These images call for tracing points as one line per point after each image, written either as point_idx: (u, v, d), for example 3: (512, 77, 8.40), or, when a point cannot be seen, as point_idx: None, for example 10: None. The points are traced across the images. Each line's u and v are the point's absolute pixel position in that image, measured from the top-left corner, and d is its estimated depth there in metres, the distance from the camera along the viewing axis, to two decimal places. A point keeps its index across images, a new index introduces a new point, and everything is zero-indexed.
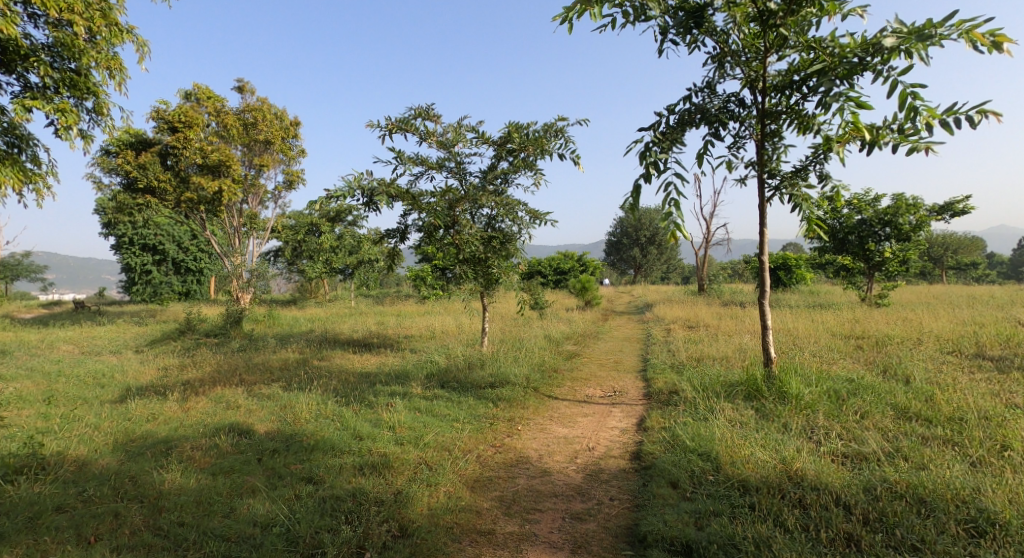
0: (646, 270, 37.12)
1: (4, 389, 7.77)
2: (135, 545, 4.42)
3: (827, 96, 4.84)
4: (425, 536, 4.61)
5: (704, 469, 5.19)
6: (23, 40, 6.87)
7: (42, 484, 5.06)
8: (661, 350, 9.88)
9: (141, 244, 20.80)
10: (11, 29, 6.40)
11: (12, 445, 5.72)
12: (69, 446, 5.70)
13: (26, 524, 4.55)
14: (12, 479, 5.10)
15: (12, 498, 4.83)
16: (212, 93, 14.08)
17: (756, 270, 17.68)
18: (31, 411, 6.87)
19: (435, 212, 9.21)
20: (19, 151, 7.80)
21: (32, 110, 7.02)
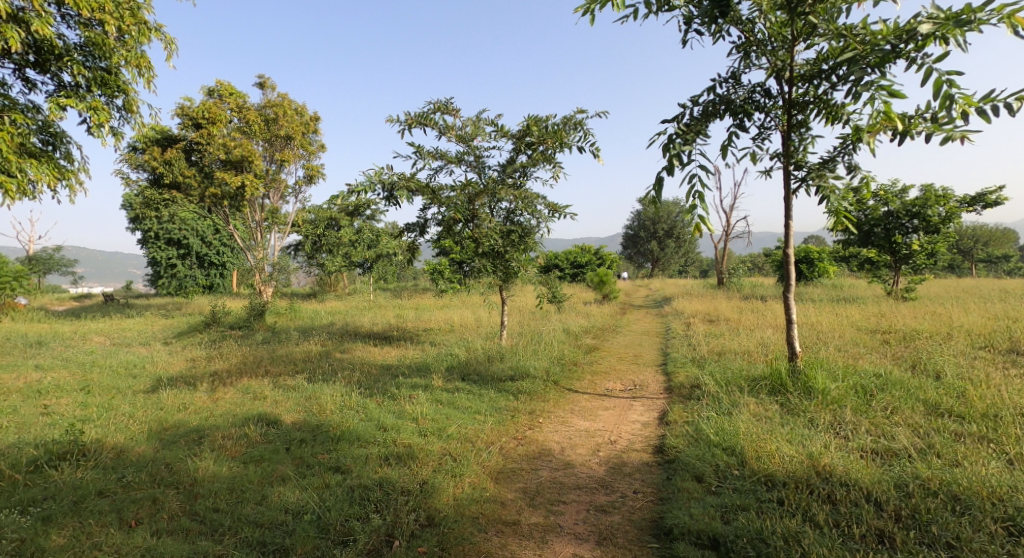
0: (664, 263, 36.91)
1: (42, 379, 8.00)
2: (174, 529, 4.55)
3: (859, 85, 4.75)
4: (452, 525, 4.69)
5: (729, 463, 5.20)
6: (56, 40, 7.05)
7: (84, 469, 5.22)
8: (681, 344, 9.88)
9: (166, 239, 21.18)
10: (43, 29, 6.54)
11: (53, 432, 5.91)
12: (107, 434, 5.87)
13: (71, 507, 4.71)
14: (56, 465, 5.28)
15: (56, 483, 4.99)
16: (235, 89, 14.22)
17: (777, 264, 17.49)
18: (70, 400, 7.08)
19: (454, 206, 9.29)
20: (53, 149, 8.00)
21: (67, 108, 7.19)
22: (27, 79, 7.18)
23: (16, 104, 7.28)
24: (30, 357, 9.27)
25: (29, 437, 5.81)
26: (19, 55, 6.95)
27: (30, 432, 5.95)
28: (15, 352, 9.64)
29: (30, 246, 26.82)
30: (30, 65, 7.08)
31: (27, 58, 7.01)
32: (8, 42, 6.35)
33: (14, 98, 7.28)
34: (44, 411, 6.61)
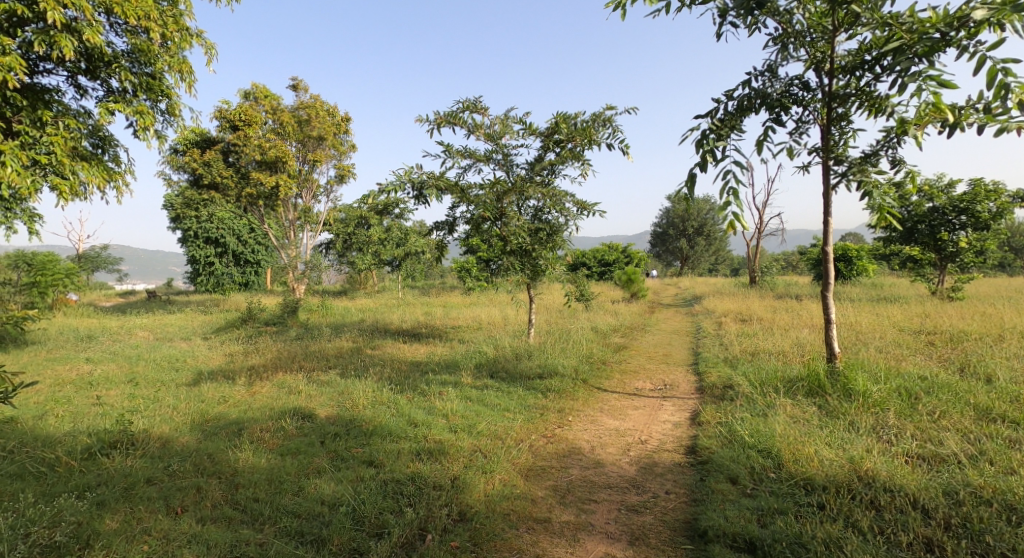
0: (693, 261, 36.49)
1: (92, 371, 8.30)
2: (217, 517, 4.68)
3: (905, 75, 4.56)
4: (484, 521, 4.73)
5: (765, 466, 5.14)
6: (105, 48, 7.28)
7: (133, 458, 5.39)
8: (713, 343, 9.77)
9: (205, 237, 21.55)
10: (95, 37, 6.78)
11: (104, 422, 6.13)
12: (153, 424, 6.07)
13: (122, 493, 4.88)
14: (107, 453, 5.47)
15: (108, 470, 5.17)
16: (269, 92, 14.47)
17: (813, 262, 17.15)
18: (118, 391, 7.33)
19: (483, 205, 9.37)
20: (102, 151, 8.28)
21: (116, 113, 7.41)
22: (79, 86, 7.41)
23: (68, 109, 7.51)
24: (80, 350, 9.63)
25: (82, 426, 6.04)
26: (71, 62, 7.18)
27: (83, 421, 6.18)
28: (66, 346, 10.01)
29: (80, 243, 27.75)
30: (82, 72, 7.31)
31: (79, 65, 7.25)
32: (62, 51, 6.62)
33: (66, 104, 7.52)
34: (95, 401, 6.86)
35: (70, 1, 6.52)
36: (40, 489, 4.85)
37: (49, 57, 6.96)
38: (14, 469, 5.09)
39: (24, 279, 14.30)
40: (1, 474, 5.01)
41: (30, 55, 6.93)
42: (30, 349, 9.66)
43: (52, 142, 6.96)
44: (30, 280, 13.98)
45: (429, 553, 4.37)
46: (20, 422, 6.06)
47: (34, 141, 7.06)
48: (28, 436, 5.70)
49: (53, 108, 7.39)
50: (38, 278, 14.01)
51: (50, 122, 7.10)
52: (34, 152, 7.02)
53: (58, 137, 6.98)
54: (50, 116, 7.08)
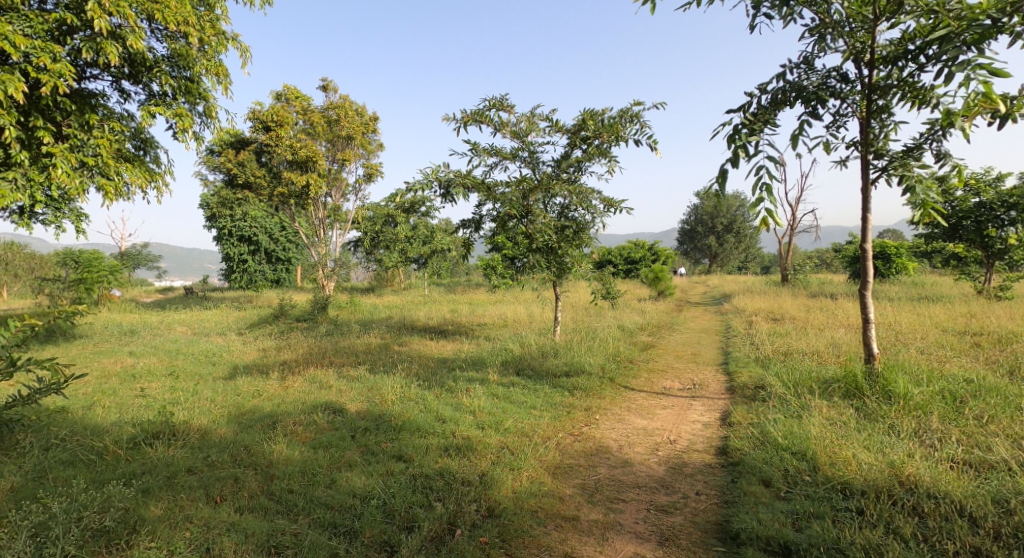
0: (722, 259, 35.99)
1: (135, 364, 8.54)
2: (254, 507, 4.76)
3: (952, 65, 4.38)
4: (512, 518, 4.73)
5: (800, 468, 5.05)
6: (147, 53, 7.51)
7: (175, 448, 5.52)
8: (744, 342, 9.61)
9: (238, 236, 22.03)
10: (137, 43, 6.96)
11: (147, 413, 6.30)
12: (193, 416, 6.22)
13: (165, 481, 5.00)
14: (150, 443, 5.62)
15: (152, 459, 5.30)
16: (300, 93, 14.66)
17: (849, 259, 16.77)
18: (160, 384, 7.52)
19: (509, 203, 9.33)
20: (143, 153, 8.60)
21: (158, 116, 7.62)
22: (122, 90, 7.69)
23: (112, 113, 7.82)
24: (123, 344, 9.92)
25: (127, 416, 6.21)
26: (116, 68, 7.46)
27: (128, 412, 6.36)
28: (110, 339, 10.32)
29: (122, 243, 28.61)
30: (125, 77, 7.59)
31: (123, 71, 7.52)
32: (108, 57, 6.85)
33: (111, 108, 7.82)
34: (139, 393, 7.06)
35: (115, 9, 6.65)
36: (89, 476, 5.00)
37: (95, 63, 7.23)
38: (65, 456, 5.26)
39: (71, 275, 14.80)
40: (53, 461, 5.18)
41: (78, 62, 7.23)
42: (76, 342, 9.98)
43: (98, 144, 7.28)
44: (77, 277, 14.48)
45: (459, 549, 4.39)
46: (69, 412, 6.27)
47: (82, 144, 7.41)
48: (77, 426, 5.89)
49: (99, 111, 7.73)
50: (85, 275, 14.50)
51: (96, 125, 7.45)
52: (81, 154, 7.32)
53: (104, 140, 7.29)
54: (96, 120, 7.41)
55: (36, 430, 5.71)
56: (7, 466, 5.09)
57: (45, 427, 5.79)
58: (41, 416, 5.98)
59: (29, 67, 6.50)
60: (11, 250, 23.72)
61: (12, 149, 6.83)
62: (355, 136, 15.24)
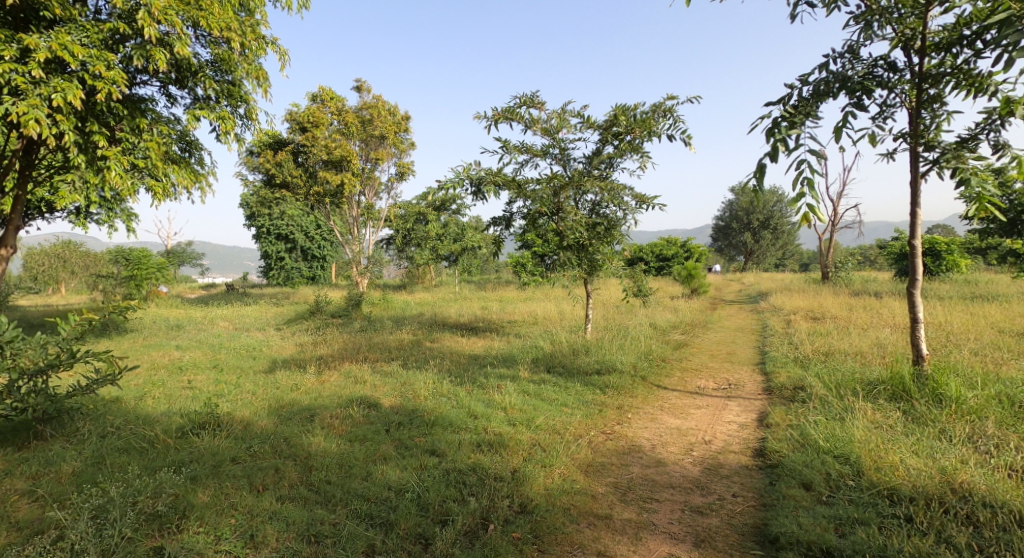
0: (758, 256, 35.32)
1: (181, 357, 8.80)
2: (294, 496, 4.84)
3: (1012, 50, 4.17)
4: (544, 514, 4.70)
5: (842, 472, 4.92)
6: (192, 59, 7.71)
7: (220, 438, 5.65)
8: (781, 342, 9.38)
9: (276, 234, 22.65)
10: (184, 49, 7.12)
11: (194, 404, 6.48)
12: (236, 408, 6.37)
13: (212, 469, 5.12)
14: (197, 432, 5.77)
15: (199, 448, 5.43)
16: (335, 94, 14.86)
17: (895, 255, 16.25)
18: (205, 376, 7.73)
19: (540, 200, 9.18)
20: (189, 155, 8.84)
21: (202, 119, 7.79)
22: (170, 95, 7.89)
23: (160, 116, 7.99)
24: (170, 338, 10.25)
25: (175, 407, 6.40)
26: (164, 74, 7.64)
27: (176, 402, 6.55)
28: (158, 333, 10.66)
29: (168, 239, 29.67)
30: (172, 82, 7.79)
31: (170, 76, 7.72)
32: (157, 64, 7.05)
33: (159, 112, 8.04)
34: (186, 385, 7.27)
35: (163, 16, 6.84)
36: (142, 463, 5.14)
37: (144, 69, 7.44)
38: (120, 444, 5.44)
39: (123, 272, 15.37)
40: (109, 448, 5.37)
41: (128, 68, 7.45)
42: (128, 335, 10.35)
43: (147, 146, 7.50)
44: (128, 273, 15.02)
45: (493, 544, 4.38)
46: (122, 402, 6.49)
47: (133, 146, 7.64)
48: (130, 415, 6.10)
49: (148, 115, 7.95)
50: (135, 271, 15.03)
51: (146, 128, 7.65)
52: (133, 157, 7.59)
53: (153, 142, 7.51)
54: (147, 123, 7.62)
55: (93, 419, 5.94)
56: (68, 452, 5.29)
57: (102, 416, 6.02)
58: (97, 405, 6.21)
59: (86, 75, 6.72)
60: (68, 249, 24.76)
61: (70, 152, 7.08)
62: (387, 135, 15.36)
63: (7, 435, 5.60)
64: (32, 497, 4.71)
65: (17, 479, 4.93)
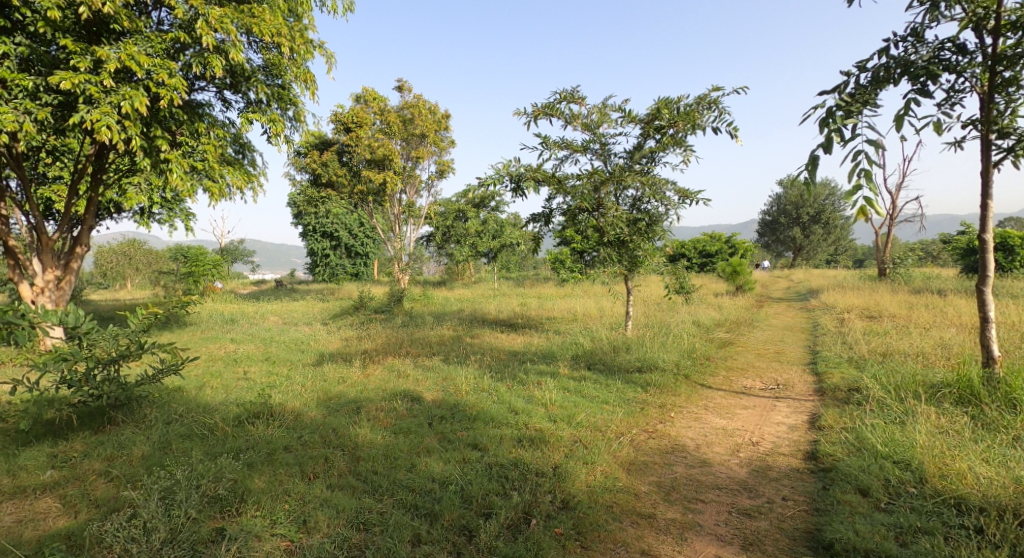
0: (808, 252, 34.26)
1: (235, 349, 9.08)
2: (343, 485, 4.92)
3: None
4: (587, 511, 4.65)
5: (903, 479, 4.72)
6: (245, 63, 7.92)
7: (273, 427, 5.79)
8: (834, 341, 9.05)
9: (321, 232, 23.16)
10: (238, 56, 7.32)
11: (248, 395, 6.66)
12: (287, 399, 6.53)
13: (267, 457, 5.24)
14: (253, 421, 5.92)
15: (254, 436, 5.57)
16: (378, 94, 15.04)
17: (961, 251, 15.47)
18: (258, 368, 7.96)
19: (580, 196, 9.09)
20: (242, 157, 9.10)
21: (254, 122, 8.01)
22: (225, 100, 8.14)
23: (216, 121, 8.31)
24: (225, 331, 10.59)
25: (232, 397, 6.60)
26: (220, 79, 7.91)
27: (232, 392, 6.76)
28: (214, 326, 11.03)
29: (223, 236, 30.74)
30: (227, 87, 8.04)
31: (225, 81, 7.97)
32: (213, 71, 7.26)
33: (215, 116, 8.31)
34: (241, 376, 7.49)
35: (219, 24, 7.03)
36: (203, 449, 5.31)
37: (202, 76, 7.71)
38: (184, 430, 5.63)
39: (182, 268, 15.99)
40: (174, 434, 5.56)
41: (188, 75, 7.74)
42: (187, 328, 10.76)
43: (205, 150, 7.81)
44: (186, 270, 15.61)
45: (536, 539, 4.36)
46: (184, 391, 6.72)
47: (192, 150, 7.97)
48: (191, 403, 6.30)
49: (205, 120, 8.24)
50: (193, 267, 15.57)
51: (204, 133, 7.96)
52: (191, 159, 7.90)
53: (210, 146, 7.82)
54: (204, 128, 7.93)
55: (158, 406, 6.16)
56: (137, 436, 5.51)
57: (166, 403, 6.23)
58: (162, 393, 6.45)
59: (150, 83, 6.98)
60: (133, 246, 26.04)
61: (138, 156, 7.40)
62: (428, 133, 15.45)
63: (84, 421, 5.83)
64: (107, 478, 4.93)
65: (94, 461, 5.17)
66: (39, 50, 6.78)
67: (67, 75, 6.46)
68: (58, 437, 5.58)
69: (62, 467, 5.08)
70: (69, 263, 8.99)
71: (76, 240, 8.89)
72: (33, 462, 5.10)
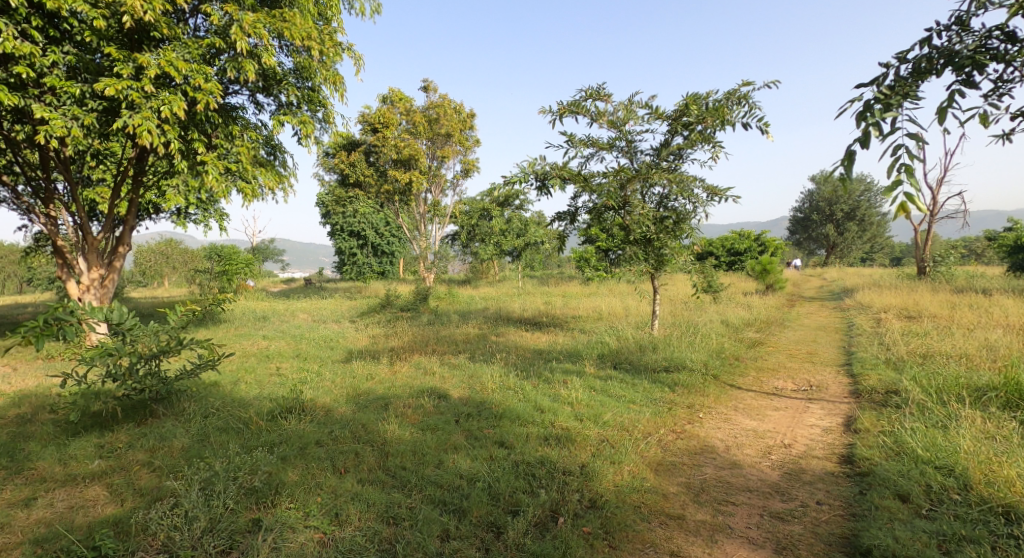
0: (842, 250, 33.50)
1: (267, 346, 9.22)
2: (373, 480, 4.94)
3: None
4: (615, 511, 4.59)
5: (946, 486, 4.58)
6: (277, 67, 8.04)
7: (305, 422, 5.86)
8: (870, 342, 8.83)
9: (349, 231, 23.43)
10: (271, 60, 7.43)
11: (281, 390, 6.76)
12: (318, 395, 6.60)
13: (299, 451, 5.30)
14: (285, 416, 6.00)
15: (287, 431, 5.64)
16: (404, 95, 15.12)
17: (1006, 249, 14.93)
18: (289, 364, 8.07)
19: (606, 193, 9.01)
20: (274, 159, 9.22)
21: (286, 124, 8.11)
22: (258, 103, 8.27)
23: (249, 124, 8.44)
24: (257, 328, 10.76)
25: (265, 392, 6.70)
26: (252, 83, 8.04)
27: (266, 388, 6.86)
28: (246, 323, 11.22)
29: (254, 236, 31.33)
30: (260, 90, 8.16)
31: (258, 85, 8.10)
32: (247, 75, 7.38)
33: (248, 119, 8.44)
34: (274, 372, 7.61)
35: (252, 30, 7.14)
36: (239, 442, 5.39)
37: (236, 80, 7.84)
38: (221, 424, 5.73)
39: (216, 267, 16.30)
40: (211, 427, 5.66)
41: (222, 79, 7.88)
42: (221, 325, 10.96)
43: (239, 152, 7.93)
44: (220, 268, 15.92)
45: (565, 537, 4.32)
46: (219, 386, 6.84)
47: (227, 152, 8.10)
48: (227, 398, 6.41)
49: (238, 123, 8.37)
50: (227, 266, 15.86)
51: (238, 136, 8.09)
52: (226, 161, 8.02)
53: (244, 148, 7.94)
54: (238, 131, 8.06)
55: (197, 399, 6.28)
56: (178, 429, 5.62)
57: (204, 397, 6.35)
58: (199, 388, 6.57)
59: (188, 88, 7.11)
60: (170, 246, 26.69)
61: (175, 159, 7.55)
62: (453, 133, 15.47)
63: (128, 413, 5.98)
64: (150, 468, 5.04)
65: (138, 451, 5.28)
66: (85, 59, 6.95)
67: (111, 81, 6.61)
68: (104, 429, 5.72)
69: (108, 457, 5.21)
70: (112, 262, 9.20)
71: (119, 240, 9.09)
72: (82, 452, 5.25)
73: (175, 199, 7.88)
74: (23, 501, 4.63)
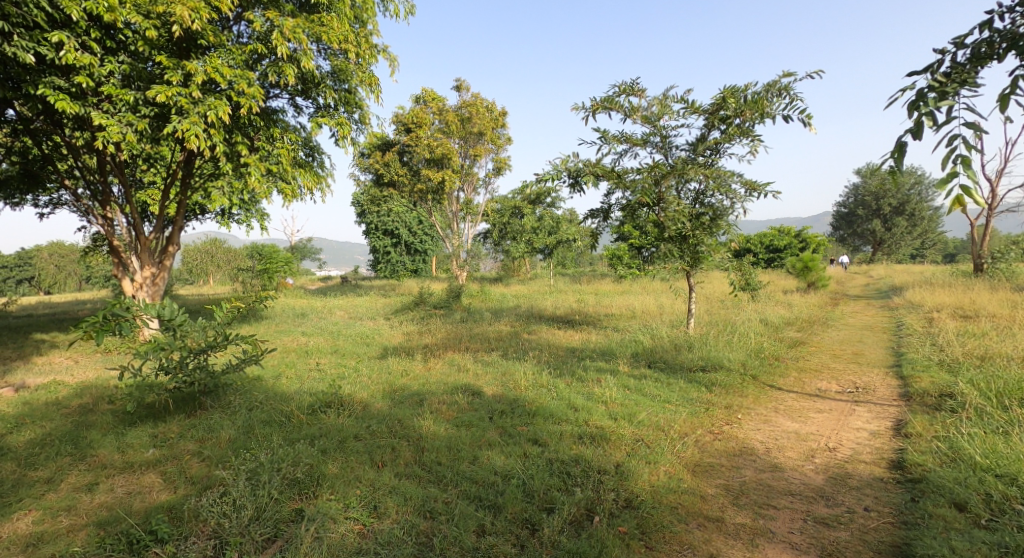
0: (890, 245, 32.44)
1: (305, 342, 9.35)
2: (409, 474, 4.95)
3: None
4: (651, 511, 4.50)
5: (1007, 495, 4.35)
6: (314, 70, 8.14)
7: (343, 417, 5.90)
8: (920, 343, 8.48)
9: (383, 229, 23.70)
10: (309, 63, 7.51)
11: (320, 385, 6.84)
12: (355, 391, 6.65)
13: (338, 444, 5.34)
14: (324, 411, 6.06)
15: (326, 424, 5.69)
16: (437, 94, 15.16)
17: None
18: (327, 360, 8.15)
19: (640, 190, 8.86)
20: (312, 159, 9.34)
21: (324, 126, 8.21)
22: (297, 106, 8.38)
23: (289, 126, 8.56)
24: (296, 324, 10.94)
25: (305, 386, 6.79)
26: (292, 86, 8.16)
27: (305, 383, 6.95)
28: (285, 320, 11.41)
29: (292, 234, 32.02)
30: (299, 93, 8.27)
31: (297, 88, 8.20)
32: (286, 79, 7.48)
33: (288, 122, 8.56)
34: (312, 367, 7.71)
35: (292, 35, 7.23)
36: (282, 434, 5.46)
37: (276, 84, 7.97)
38: (264, 417, 5.82)
39: (257, 265, 16.64)
40: (256, 420, 5.75)
41: (264, 84, 8.01)
42: (262, 322, 11.17)
43: (280, 154, 8.07)
44: (261, 266, 16.25)
45: (601, 537, 4.24)
46: (262, 380, 6.96)
47: (268, 154, 8.24)
48: (270, 392, 6.51)
49: (279, 126, 8.49)
50: (267, 264, 16.17)
51: (279, 138, 8.22)
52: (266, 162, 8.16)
53: (285, 150, 8.07)
54: (279, 133, 8.18)
55: (242, 393, 6.40)
56: (225, 421, 5.73)
57: (249, 391, 6.47)
58: (244, 382, 6.70)
59: (232, 93, 7.25)
60: (214, 245, 27.48)
61: (220, 162, 7.70)
62: (486, 131, 15.43)
63: (178, 405, 6.13)
64: (200, 458, 5.14)
65: (188, 442, 5.40)
66: (139, 68, 7.10)
67: (162, 89, 6.76)
68: (157, 420, 5.86)
69: (162, 446, 5.34)
70: (163, 261, 9.46)
71: (168, 240, 9.34)
72: (137, 441, 5.39)
73: (220, 200, 8.05)
74: (84, 486, 4.78)
